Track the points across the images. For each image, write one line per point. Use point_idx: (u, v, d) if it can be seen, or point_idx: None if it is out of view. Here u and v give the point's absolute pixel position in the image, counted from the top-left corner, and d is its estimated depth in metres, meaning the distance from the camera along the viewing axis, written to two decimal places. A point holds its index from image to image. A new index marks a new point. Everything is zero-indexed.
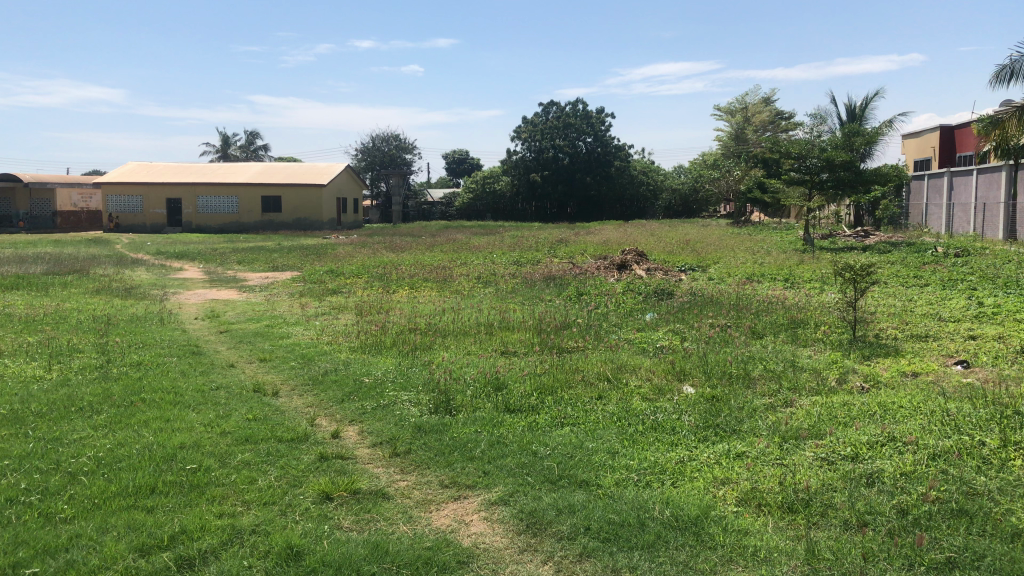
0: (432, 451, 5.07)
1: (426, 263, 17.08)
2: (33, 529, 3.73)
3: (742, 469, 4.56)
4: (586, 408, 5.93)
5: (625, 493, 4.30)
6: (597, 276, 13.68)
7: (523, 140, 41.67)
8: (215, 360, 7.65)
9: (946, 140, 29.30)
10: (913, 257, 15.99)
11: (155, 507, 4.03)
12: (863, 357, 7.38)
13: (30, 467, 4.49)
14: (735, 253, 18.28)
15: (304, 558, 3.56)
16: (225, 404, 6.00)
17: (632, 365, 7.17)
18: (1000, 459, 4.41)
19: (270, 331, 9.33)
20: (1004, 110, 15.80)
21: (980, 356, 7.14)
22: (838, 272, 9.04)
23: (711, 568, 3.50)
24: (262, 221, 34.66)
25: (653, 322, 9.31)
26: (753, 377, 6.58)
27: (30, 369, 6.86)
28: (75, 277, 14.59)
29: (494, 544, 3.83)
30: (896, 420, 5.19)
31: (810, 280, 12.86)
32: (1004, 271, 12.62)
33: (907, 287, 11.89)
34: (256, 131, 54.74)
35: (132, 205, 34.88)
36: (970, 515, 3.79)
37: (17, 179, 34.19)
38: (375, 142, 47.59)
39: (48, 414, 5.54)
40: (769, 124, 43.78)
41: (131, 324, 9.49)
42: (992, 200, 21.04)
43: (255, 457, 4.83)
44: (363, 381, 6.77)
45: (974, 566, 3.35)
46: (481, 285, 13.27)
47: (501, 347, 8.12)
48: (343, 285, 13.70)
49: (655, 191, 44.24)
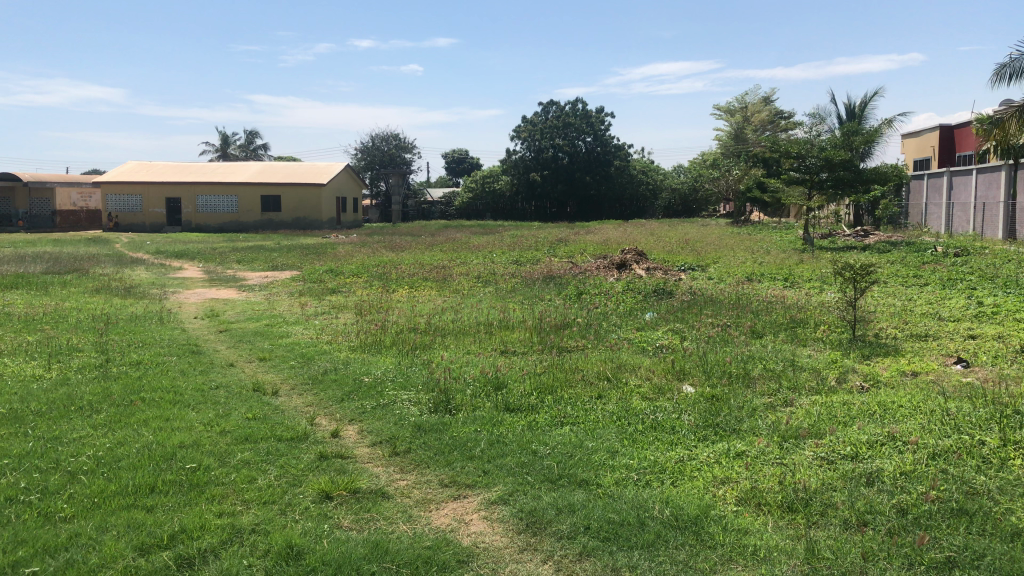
0: (432, 450, 5.06)
1: (425, 262, 17.03)
2: (32, 528, 3.73)
3: (742, 468, 4.55)
4: (586, 407, 5.92)
5: (625, 492, 4.30)
6: (597, 275, 13.66)
7: (523, 139, 41.64)
8: (214, 360, 7.63)
9: (946, 140, 29.29)
10: (913, 257, 15.97)
11: (154, 506, 4.02)
12: (863, 357, 7.37)
13: (29, 466, 4.48)
14: (735, 252, 18.25)
15: (304, 558, 3.56)
16: (224, 403, 5.99)
17: (631, 365, 7.16)
18: (1000, 458, 4.40)
19: (270, 330, 9.30)
20: (1004, 109, 15.79)
21: (980, 355, 7.14)
22: (838, 272, 9.03)
23: (711, 568, 3.50)
24: (261, 221, 34.63)
25: (653, 322, 9.30)
26: (753, 377, 6.57)
27: (29, 369, 6.83)
28: (74, 277, 14.54)
29: (494, 544, 3.82)
30: (896, 420, 5.19)
31: (810, 279, 12.85)
32: (1004, 271, 12.61)
33: (907, 286, 11.88)
34: (255, 130, 54.65)
35: (131, 205, 34.84)
36: (970, 515, 3.79)
37: (17, 179, 34.13)
38: (374, 142, 47.48)
39: (47, 413, 5.52)
40: (768, 124, 43.80)
41: (130, 324, 9.45)
42: (992, 199, 21.04)
43: (255, 456, 4.82)
44: (362, 381, 6.75)
45: (974, 566, 3.35)
46: (481, 284, 13.25)
47: (501, 347, 8.10)
48: (343, 285, 13.66)
49: (655, 191, 44.21)
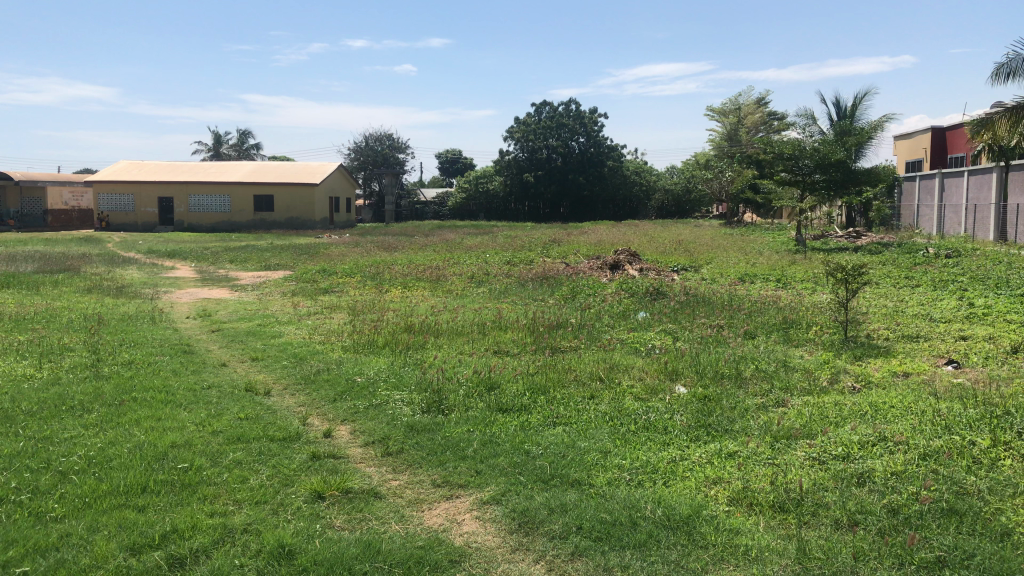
0: (424, 450, 5.06)
1: (420, 263, 16.99)
2: (23, 528, 3.71)
3: (734, 469, 4.57)
4: (578, 407, 5.93)
5: (619, 492, 4.31)
6: (590, 276, 13.70)
7: (517, 140, 41.65)
8: (207, 360, 7.59)
9: (937, 142, 29.50)
10: (904, 258, 16.06)
11: (146, 506, 4.01)
12: (855, 357, 7.42)
13: (19, 466, 4.45)
14: (728, 253, 18.46)
15: (296, 557, 3.56)
16: (217, 403, 5.97)
17: (624, 365, 7.17)
18: (990, 458, 4.45)
19: (262, 330, 9.26)
20: (994, 110, 15.80)
21: (970, 356, 7.20)
22: (831, 273, 9.07)
23: (703, 568, 3.51)
24: (254, 221, 34.51)
25: (646, 322, 9.35)
26: (745, 378, 6.61)
27: (20, 368, 6.80)
28: (64, 276, 14.44)
29: (486, 543, 3.83)
30: (887, 420, 5.22)
31: (802, 280, 12.97)
32: (993, 271, 12.80)
33: (898, 287, 11.98)
34: (246, 130, 54.07)
35: (123, 204, 34.66)
36: (961, 514, 3.82)
37: (8, 178, 33.80)
38: (367, 142, 46.92)
39: (37, 413, 5.51)
40: (761, 125, 44.46)
41: (122, 324, 9.39)
42: (983, 202, 21.22)
43: (247, 456, 4.81)
44: (355, 381, 6.73)
45: (965, 566, 3.37)
46: (474, 285, 13.29)
47: (494, 347, 8.12)
48: (336, 285, 13.62)
49: (649, 191, 44.53)
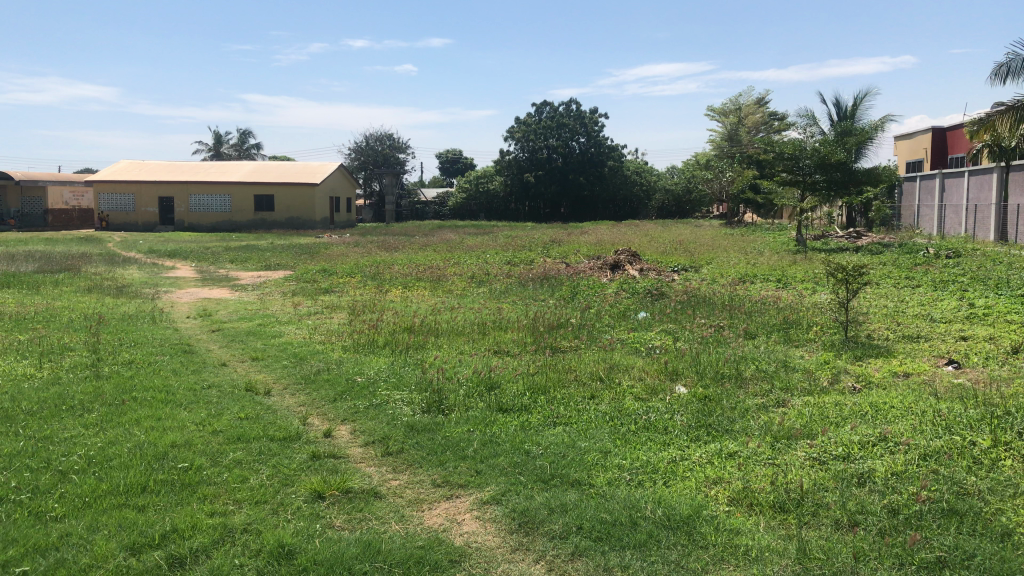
0: (424, 450, 5.06)
1: (420, 263, 16.98)
2: (23, 527, 3.71)
3: (734, 469, 4.56)
4: (578, 408, 5.92)
5: (619, 492, 4.31)
6: (591, 275, 13.70)
7: (517, 140, 41.65)
8: (207, 360, 7.59)
9: (938, 142, 29.49)
10: (904, 259, 16.06)
11: (146, 506, 4.01)
12: (855, 357, 7.42)
13: (19, 465, 4.45)
14: (728, 253, 18.45)
15: (296, 557, 3.56)
16: (216, 403, 5.97)
17: (624, 365, 7.17)
18: (991, 459, 4.45)
19: (263, 330, 9.26)
20: (994, 109, 15.79)
21: (971, 356, 7.21)
22: (831, 273, 9.07)
23: (703, 568, 3.51)
24: (254, 220, 34.51)
25: (646, 322, 9.34)
26: (745, 378, 6.61)
27: (21, 368, 6.80)
28: (64, 276, 14.43)
29: (486, 543, 3.83)
30: (888, 420, 5.22)
31: (803, 280, 12.97)
32: (994, 272, 12.82)
33: (899, 287, 11.98)
34: (246, 130, 54.07)
35: (123, 204, 34.68)
36: (961, 514, 3.81)
37: (8, 177, 33.79)
38: (368, 142, 46.94)
39: (38, 412, 5.52)
40: (762, 125, 44.46)
41: (122, 323, 9.38)
42: (983, 202, 21.21)
43: (247, 456, 4.81)
44: (355, 381, 6.73)
45: (965, 566, 3.37)
46: (475, 285, 13.29)
47: (494, 347, 8.11)
48: (337, 285, 13.62)
49: (649, 191, 44.48)
